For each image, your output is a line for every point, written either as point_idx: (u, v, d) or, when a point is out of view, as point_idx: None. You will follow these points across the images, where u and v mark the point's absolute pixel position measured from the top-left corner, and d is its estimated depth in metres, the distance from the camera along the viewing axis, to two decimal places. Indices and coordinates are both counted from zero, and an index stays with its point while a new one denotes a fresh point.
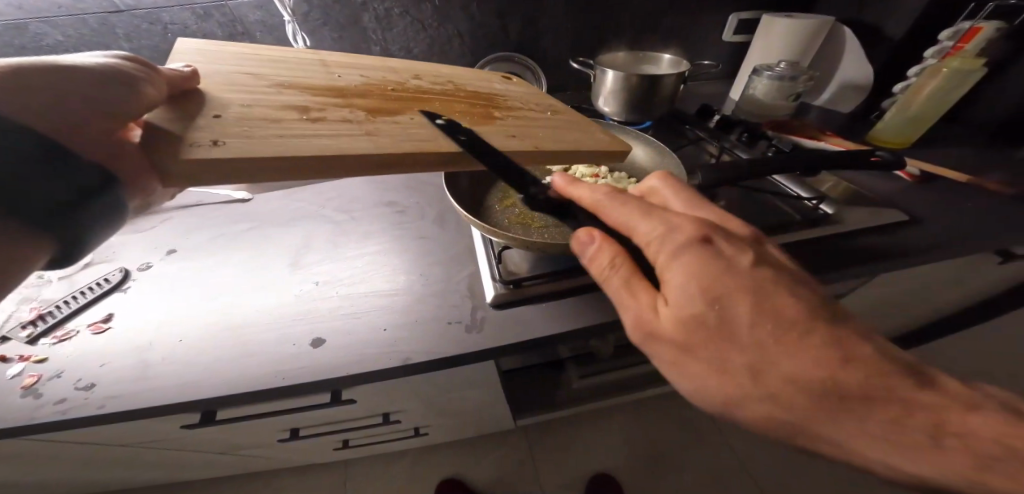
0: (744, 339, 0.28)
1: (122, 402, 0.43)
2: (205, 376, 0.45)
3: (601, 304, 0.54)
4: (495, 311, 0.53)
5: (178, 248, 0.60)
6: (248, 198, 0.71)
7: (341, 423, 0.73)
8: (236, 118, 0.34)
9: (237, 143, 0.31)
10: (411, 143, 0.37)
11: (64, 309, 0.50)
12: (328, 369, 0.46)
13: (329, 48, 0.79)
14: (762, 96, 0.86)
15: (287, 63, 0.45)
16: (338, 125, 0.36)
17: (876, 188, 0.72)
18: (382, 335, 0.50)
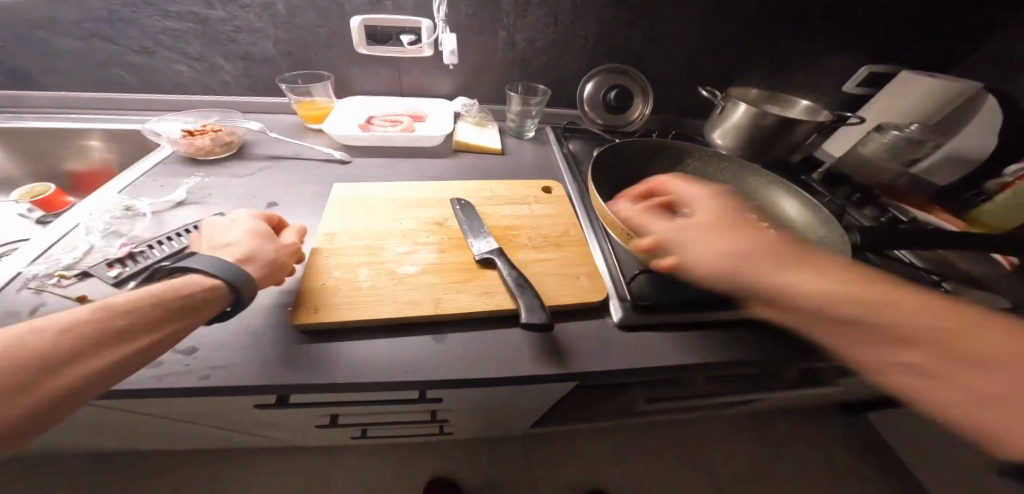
0: (721, 227, 0.39)
1: (229, 374, 0.36)
2: (318, 353, 0.38)
3: (730, 341, 0.49)
4: (622, 333, 0.48)
5: (278, 202, 0.55)
6: (349, 160, 0.67)
7: (387, 416, 0.62)
8: (331, 284, 0.43)
9: (334, 310, 0.40)
10: (400, 301, 0.42)
11: (156, 253, 0.43)
12: (455, 366, 0.40)
13: (460, 25, 0.77)
14: (876, 157, 0.85)
15: (364, 207, 0.55)
16: (390, 288, 0.43)
17: (991, 267, 0.68)
18: (509, 336, 0.44)
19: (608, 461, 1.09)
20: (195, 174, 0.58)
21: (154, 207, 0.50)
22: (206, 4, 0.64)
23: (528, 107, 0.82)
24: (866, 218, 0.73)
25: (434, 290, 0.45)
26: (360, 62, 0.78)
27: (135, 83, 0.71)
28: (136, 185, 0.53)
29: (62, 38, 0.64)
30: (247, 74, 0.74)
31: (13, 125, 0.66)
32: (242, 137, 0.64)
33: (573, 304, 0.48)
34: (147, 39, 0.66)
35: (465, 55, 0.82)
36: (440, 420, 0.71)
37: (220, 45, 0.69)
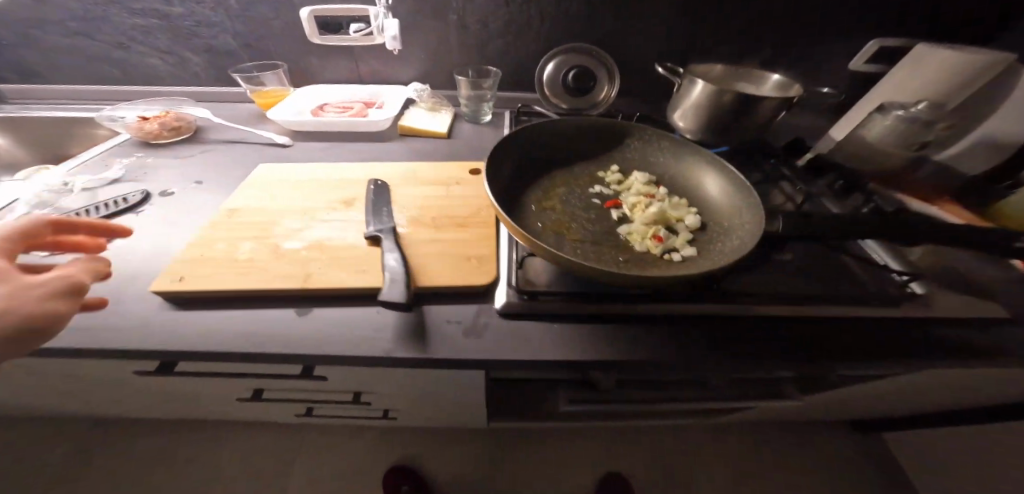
0: None
1: (78, 337, 0.37)
2: (171, 322, 0.40)
3: (619, 338, 0.46)
4: (501, 320, 0.46)
5: (202, 181, 0.58)
6: (288, 143, 0.71)
7: (309, 394, 0.64)
8: (200, 255, 0.43)
9: (192, 278, 0.41)
10: (268, 275, 0.43)
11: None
12: (303, 345, 0.40)
13: (408, 10, 0.77)
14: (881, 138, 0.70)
15: (282, 186, 0.57)
16: (261, 262, 0.44)
17: (996, 274, 0.56)
18: (374, 317, 0.44)
19: (578, 464, 1.04)
20: (138, 155, 0.63)
21: (88, 183, 0.55)
22: (168, 1, 0.70)
23: (480, 91, 0.81)
24: (842, 208, 0.63)
25: (310, 265, 0.45)
26: (317, 51, 0.81)
27: (121, 76, 0.79)
28: (78, 163, 0.59)
29: (57, 39, 0.73)
30: (213, 66, 0.79)
31: (19, 114, 0.75)
32: (193, 123, 0.70)
33: (453, 287, 0.46)
34: (123, 35, 0.74)
35: (418, 41, 0.81)
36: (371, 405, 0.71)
37: (186, 39, 0.75)
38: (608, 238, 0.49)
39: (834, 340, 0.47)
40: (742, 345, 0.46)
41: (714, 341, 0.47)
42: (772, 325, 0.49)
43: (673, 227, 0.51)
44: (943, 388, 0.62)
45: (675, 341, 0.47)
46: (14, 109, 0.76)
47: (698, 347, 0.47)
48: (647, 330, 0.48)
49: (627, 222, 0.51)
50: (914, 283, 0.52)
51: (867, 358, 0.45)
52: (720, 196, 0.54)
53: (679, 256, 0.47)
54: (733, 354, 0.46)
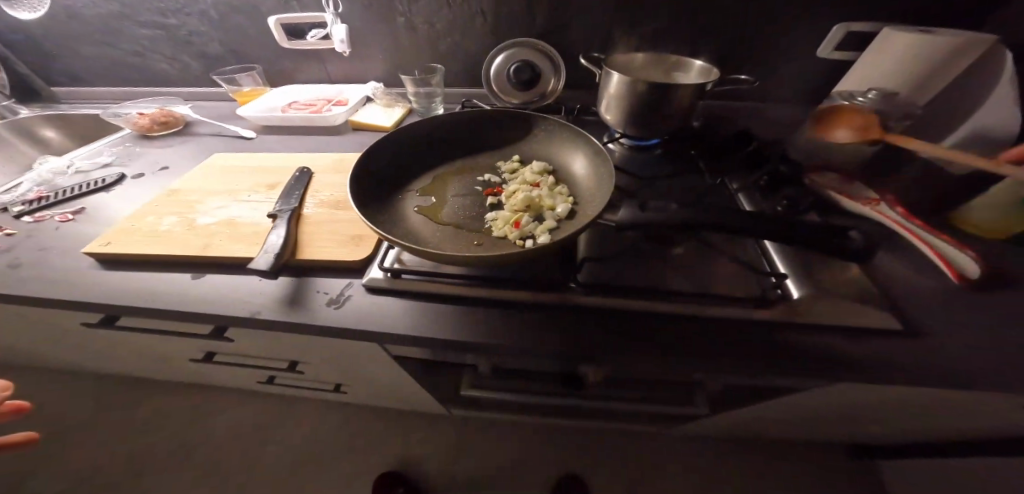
0: None
1: (28, 285, 0.49)
2: (97, 278, 0.50)
3: (470, 319, 0.49)
4: (365, 294, 0.51)
5: (168, 167, 0.70)
6: (251, 137, 0.81)
7: (251, 359, 0.74)
8: (133, 228, 0.54)
9: (118, 245, 0.51)
10: (176, 244, 0.52)
11: (52, 199, 0.61)
12: (188, 303, 0.48)
13: (360, 15, 0.83)
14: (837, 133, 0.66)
15: (226, 172, 0.67)
16: (175, 234, 0.53)
17: (916, 286, 0.51)
18: (254, 284, 0.51)
19: (527, 454, 1.08)
20: (130, 144, 0.76)
21: (84, 167, 0.69)
22: (165, 15, 0.83)
23: (429, 87, 0.86)
24: (754, 205, 0.60)
25: (212, 237, 0.53)
26: (289, 54, 0.90)
27: (140, 80, 0.95)
28: (81, 150, 0.72)
29: (90, 51, 0.90)
30: (208, 69, 0.92)
31: (63, 110, 0.91)
32: (182, 118, 0.83)
33: (329, 262, 0.52)
34: (138, 44, 0.88)
35: (373, 42, 0.88)
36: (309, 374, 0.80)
37: (183, 47, 0.88)
38: (474, 224, 0.52)
39: (685, 339, 0.47)
40: (588, 335, 0.48)
41: (564, 328, 0.48)
42: (628, 320, 0.49)
43: (540, 214, 0.52)
44: (863, 404, 0.57)
45: (526, 325, 0.49)
46: (63, 106, 0.94)
47: (545, 333, 0.48)
48: (502, 313, 0.50)
49: (498, 209, 0.53)
50: (790, 284, 0.50)
51: (715, 360, 0.45)
52: (594, 183, 0.55)
53: (529, 241, 0.48)
54: (577, 342, 0.47)
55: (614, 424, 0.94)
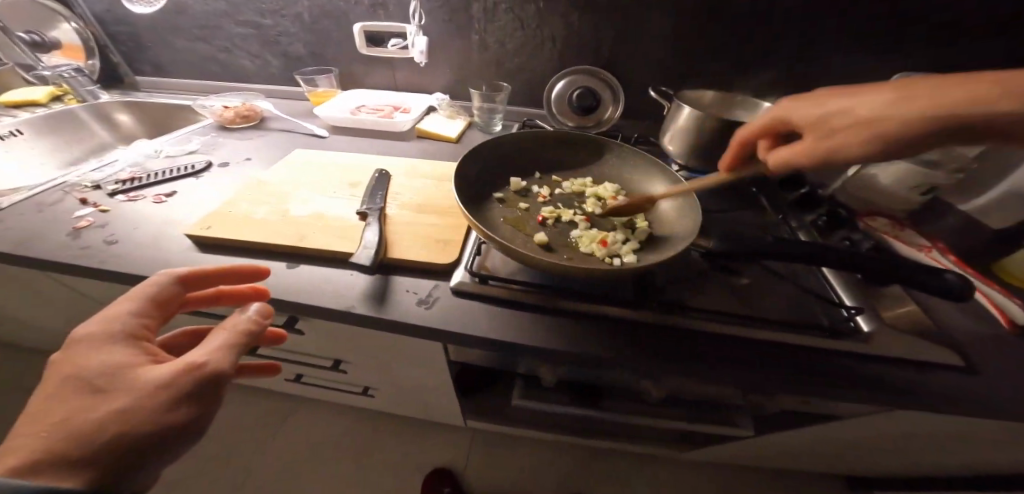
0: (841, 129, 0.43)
1: (125, 263, 0.50)
2: (197, 259, 0.52)
3: (552, 329, 0.51)
4: (452, 297, 0.53)
5: (250, 159, 0.73)
6: (324, 136, 0.84)
7: (298, 354, 0.75)
8: (229, 214, 0.56)
9: (217, 229, 0.53)
10: (273, 234, 0.54)
11: (147, 180, 0.63)
12: (286, 291, 0.50)
13: (439, 29, 0.88)
14: (891, 183, 0.69)
15: (310, 167, 0.70)
16: (272, 223, 0.56)
17: (970, 326, 0.54)
18: (345, 279, 0.53)
19: (543, 475, 1.06)
20: (213, 134, 0.79)
21: (170, 153, 0.71)
22: (259, 15, 0.89)
23: (492, 103, 0.89)
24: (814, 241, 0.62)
25: (306, 229, 0.56)
26: (363, 61, 0.95)
27: (216, 72, 0.99)
28: (168, 136, 0.75)
29: (177, 40, 0.95)
30: (285, 67, 0.97)
31: (143, 98, 0.96)
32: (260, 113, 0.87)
33: (416, 262, 0.54)
34: (228, 41, 0.94)
35: (446, 56, 0.92)
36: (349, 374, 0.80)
37: (267, 45, 0.94)
38: (559, 238, 0.55)
39: (761, 362, 0.49)
40: (666, 350, 0.50)
41: (640, 344, 0.51)
42: (703, 340, 0.51)
43: (622, 235, 0.55)
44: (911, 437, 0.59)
45: (606, 336, 0.51)
46: (143, 95, 0.99)
47: (625, 348, 0.50)
48: (581, 325, 0.52)
49: (580, 226, 0.56)
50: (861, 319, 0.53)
51: (791, 382, 0.47)
52: (671, 211, 0.58)
53: (617, 260, 0.50)
54: (656, 358, 0.49)
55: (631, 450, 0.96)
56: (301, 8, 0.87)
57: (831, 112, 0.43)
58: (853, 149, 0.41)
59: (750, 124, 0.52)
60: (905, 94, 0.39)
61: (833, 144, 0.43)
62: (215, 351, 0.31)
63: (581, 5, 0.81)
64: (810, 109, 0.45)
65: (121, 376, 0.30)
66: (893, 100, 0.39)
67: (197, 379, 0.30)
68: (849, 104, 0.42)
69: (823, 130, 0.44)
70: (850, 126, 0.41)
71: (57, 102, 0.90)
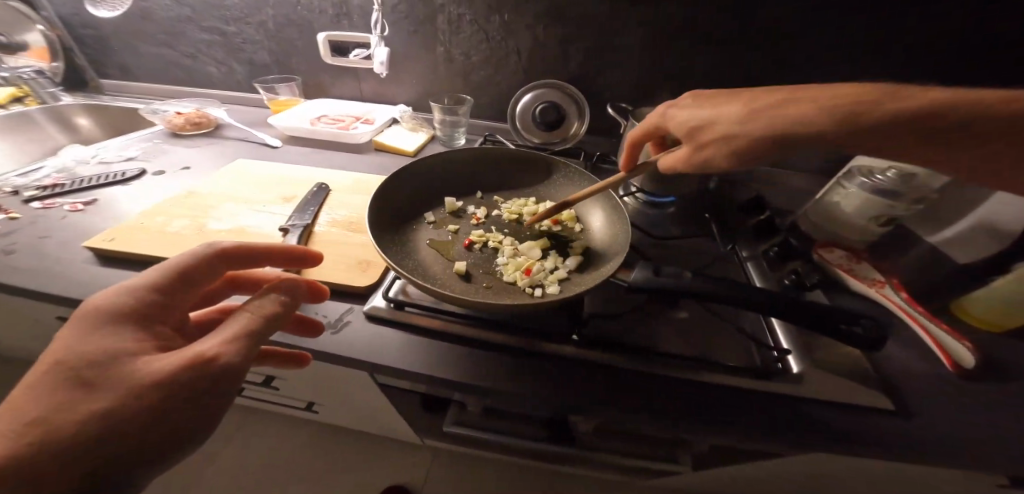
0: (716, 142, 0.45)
1: (14, 276, 0.46)
2: (92, 273, 0.48)
3: (465, 363, 0.47)
4: (364, 322, 0.49)
5: (190, 167, 0.70)
6: (277, 145, 0.82)
7: None
8: (139, 226, 0.53)
9: (121, 242, 0.50)
10: (180, 248, 0.51)
11: (69, 186, 0.60)
12: None
13: (404, 40, 0.86)
14: (852, 212, 0.64)
15: (249, 178, 0.67)
16: (186, 237, 0.52)
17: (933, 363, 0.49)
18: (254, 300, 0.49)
19: None
20: (158, 141, 0.77)
21: (107, 158, 0.69)
22: (224, 22, 0.88)
23: (453, 116, 0.86)
24: (763, 278, 0.57)
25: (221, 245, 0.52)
26: (328, 70, 0.93)
27: (182, 78, 0.98)
28: (109, 141, 0.73)
29: (145, 46, 0.94)
30: (251, 75, 0.96)
31: (105, 102, 0.95)
32: (214, 120, 0.85)
33: (331, 284, 0.51)
34: (193, 47, 0.93)
35: (411, 68, 0.90)
36: (286, 393, 0.76)
37: (233, 52, 0.92)
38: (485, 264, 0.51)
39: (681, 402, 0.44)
40: (587, 389, 0.45)
41: (561, 380, 0.46)
42: (625, 376, 0.47)
43: (552, 264, 0.51)
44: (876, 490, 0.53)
45: (519, 367, 0.47)
46: (106, 99, 0.98)
47: (543, 385, 0.46)
48: (499, 359, 0.48)
49: (508, 253, 0.52)
50: (791, 358, 0.48)
51: (713, 424, 0.43)
52: (610, 239, 0.54)
53: (538, 291, 0.47)
54: (576, 398, 0.45)
55: (587, 476, 0.90)
56: (265, 16, 0.85)
57: (700, 123, 0.45)
58: (719, 156, 0.44)
59: (640, 127, 0.54)
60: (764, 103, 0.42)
61: (709, 154, 0.45)
62: (227, 342, 0.28)
63: (546, 20, 0.78)
64: (683, 117, 0.47)
65: (116, 365, 0.27)
66: (760, 111, 0.42)
67: (197, 375, 0.27)
68: (717, 116, 0.44)
69: (697, 142, 0.46)
70: (718, 126, 0.44)
71: (17, 103, 0.89)
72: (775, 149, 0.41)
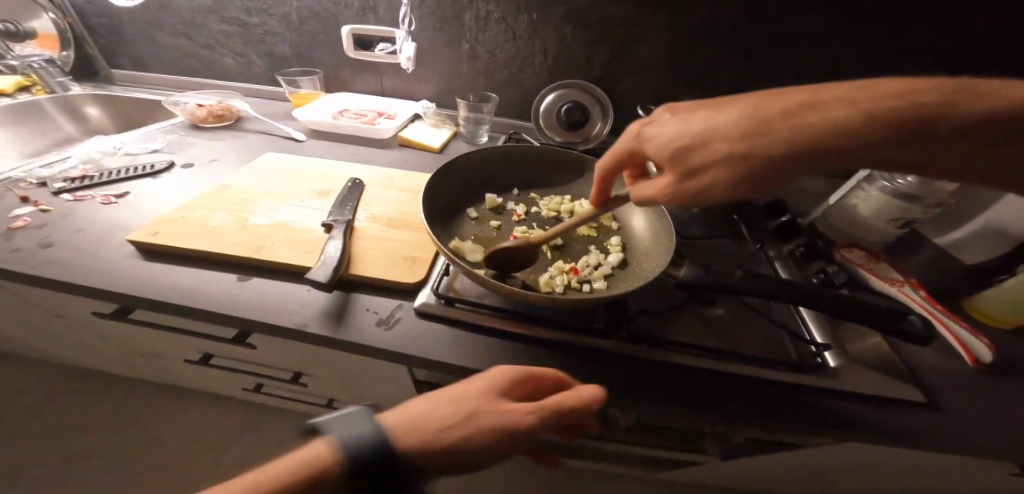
0: (710, 144, 0.34)
1: (56, 270, 0.45)
2: (137, 268, 0.48)
3: (516, 356, 0.47)
4: (414, 317, 0.49)
5: (218, 161, 0.69)
6: (302, 139, 0.81)
7: (255, 369, 0.67)
8: (180, 220, 0.52)
9: (164, 236, 0.50)
10: (226, 242, 0.50)
11: (97, 179, 0.59)
12: (232, 304, 0.46)
13: (429, 36, 0.86)
14: (868, 214, 0.67)
15: (281, 172, 0.67)
16: (229, 231, 0.52)
17: (947, 360, 0.51)
18: (303, 293, 0.49)
19: None
20: (180, 133, 0.76)
21: (131, 151, 0.68)
22: (246, 13, 0.86)
23: (479, 114, 0.87)
24: (791, 277, 0.59)
25: (266, 239, 0.52)
26: (350, 64, 0.93)
27: (198, 69, 0.96)
28: (131, 133, 0.72)
29: (160, 35, 0.92)
30: (270, 68, 0.95)
31: (116, 92, 0.93)
32: (236, 112, 0.83)
33: (379, 278, 0.51)
34: (211, 38, 0.91)
35: (434, 64, 0.90)
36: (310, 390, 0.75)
37: (253, 44, 0.91)
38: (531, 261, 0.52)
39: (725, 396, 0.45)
40: (634, 383, 0.46)
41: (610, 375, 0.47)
42: (673, 371, 0.48)
43: (597, 259, 0.52)
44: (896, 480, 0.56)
45: (569, 361, 0.48)
46: (117, 88, 0.95)
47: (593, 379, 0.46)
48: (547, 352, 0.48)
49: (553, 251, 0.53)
50: (828, 355, 0.49)
51: (760, 417, 0.44)
52: (650, 237, 0.56)
53: (589, 287, 0.48)
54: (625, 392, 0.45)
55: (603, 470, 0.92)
56: (289, 9, 0.84)
57: (692, 143, 0.35)
58: (728, 183, 0.34)
59: (609, 155, 0.44)
60: (763, 106, 0.33)
61: (704, 182, 0.35)
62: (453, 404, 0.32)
63: (573, 20, 0.79)
64: (665, 138, 0.37)
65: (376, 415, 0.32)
66: (755, 119, 0.32)
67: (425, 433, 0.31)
68: (706, 133, 0.34)
69: (686, 169, 0.36)
70: (717, 158, 0.34)
71: (24, 92, 0.86)
72: (785, 175, 0.32)
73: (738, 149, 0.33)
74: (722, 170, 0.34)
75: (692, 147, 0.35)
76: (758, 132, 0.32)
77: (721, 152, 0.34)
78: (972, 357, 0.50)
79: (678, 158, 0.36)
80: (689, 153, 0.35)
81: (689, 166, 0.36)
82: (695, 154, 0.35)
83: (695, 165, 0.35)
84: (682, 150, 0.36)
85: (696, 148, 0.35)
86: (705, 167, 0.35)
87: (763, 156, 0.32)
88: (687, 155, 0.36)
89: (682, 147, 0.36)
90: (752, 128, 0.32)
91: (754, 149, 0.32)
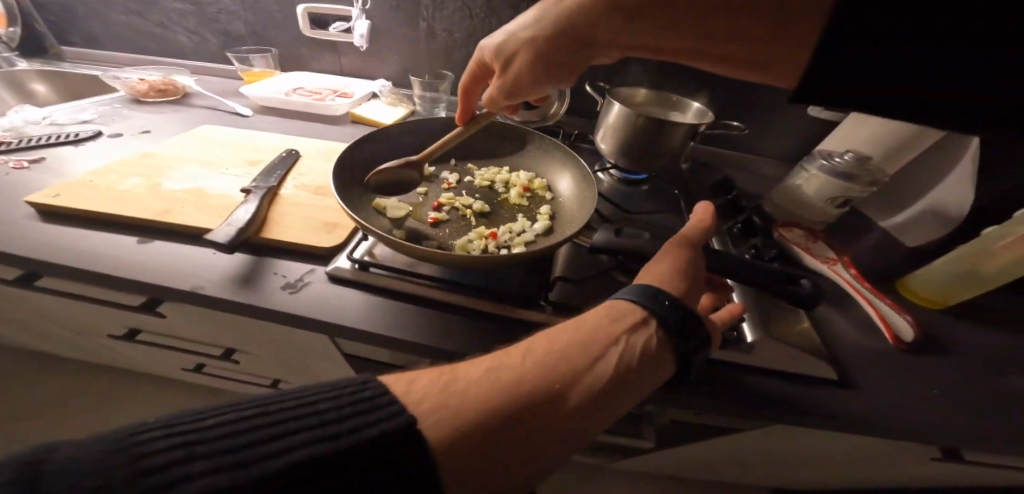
0: (514, 43, 0.46)
1: None
2: (34, 229, 0.45)
3: (425, 326, 0.44)
4: (316, 283, 0.47)
5: (151, 132, 0.67)
6: (248, 115, 0.79)
7: (186, 345, 0.64)
8: (89, 184, 0.50)
9: (65, 197, 0.47)
10: (132, 204, 0.48)
11: (14, 145, 0.57)
12: (127, 266, 0.44)
13: (385, 15, 0.84)
14: (810, 193, 0.64)
15: (214, 143, 0.65)
16: (139, 195, 0.50)
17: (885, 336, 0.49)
18: (207, 257, 0.47)
19: None
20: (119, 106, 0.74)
21: (60, 120, 0.66)
22: None
23: (434, 93, 0.85)
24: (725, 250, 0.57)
25: (176, 203, 0.50)
26: (306, 43, 0.91)
27: (152, 47, 0.94)
28: (64, 104, 0.70)
29: (113, 12, 0.90)
30: (225, 47, 0.93)
31: (66, 69, 0.91)
32: (181, 88, 0.81)
33: (290, 242, 0.49)
34: (165, 15, 0.89)
35: (391, 43, 0.88)
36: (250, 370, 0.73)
37: (207, 23, 0.89)
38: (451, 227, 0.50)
39: None
40: None
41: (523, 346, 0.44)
42: None
43: (522, 226, 0.50)
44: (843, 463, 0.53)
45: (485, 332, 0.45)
46: (69, 66, 0.93)
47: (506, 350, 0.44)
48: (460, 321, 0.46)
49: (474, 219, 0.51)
50: (744, 327, 0.46)
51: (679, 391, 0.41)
52: (580, 204, 0.53)
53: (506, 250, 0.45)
54: None
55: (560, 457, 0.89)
56: None
57: (502, 43, 0.46)
58: (533, 66, 0.45)
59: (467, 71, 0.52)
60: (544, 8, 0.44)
61: (516, 72, 0.47)
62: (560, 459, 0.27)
63: None
64: (490, 44, 0.48)
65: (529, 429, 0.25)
66: (537, 18, 0.44)
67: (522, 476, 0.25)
68: (510, 34, 0.46)
69: (505, 64, 0.47)
70: (521, 51, 0.45)
71: None
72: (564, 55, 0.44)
73: (532, 47, 0.44)
74: (523, 61, 0.45)
75: (503, 48, 0.47)
76: (541, 27, 0.44)
77: (521, 48, 0.45)
78: (895, 334, 0.47)
79: (498, 58, 0.48)
80: (506, 52, 0.47)
81: (505, 63, 0.47)
82: (508, 54, 0.46)
83: (509, 61, 0.47)
84: (500, 51, 0.47)
85: (507, 47, 0.46)
86: (513, 62, 0.46)
87: (548, 47, 0.44)
88: (502, 53, 0.47)
89: (499, 50, 0.47)
90: (538, 28, 0.44)
91: (540, 46, 0.44)
